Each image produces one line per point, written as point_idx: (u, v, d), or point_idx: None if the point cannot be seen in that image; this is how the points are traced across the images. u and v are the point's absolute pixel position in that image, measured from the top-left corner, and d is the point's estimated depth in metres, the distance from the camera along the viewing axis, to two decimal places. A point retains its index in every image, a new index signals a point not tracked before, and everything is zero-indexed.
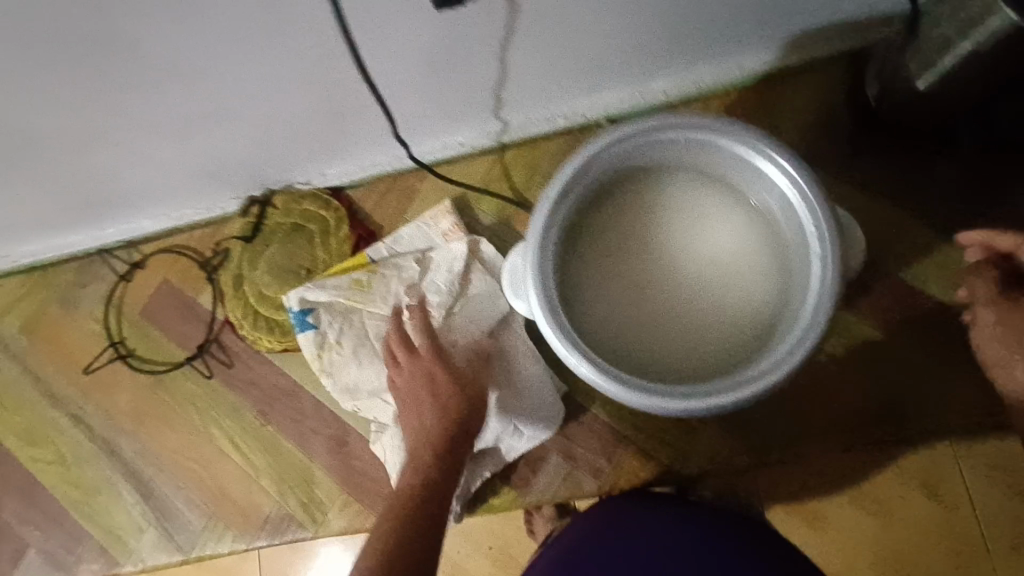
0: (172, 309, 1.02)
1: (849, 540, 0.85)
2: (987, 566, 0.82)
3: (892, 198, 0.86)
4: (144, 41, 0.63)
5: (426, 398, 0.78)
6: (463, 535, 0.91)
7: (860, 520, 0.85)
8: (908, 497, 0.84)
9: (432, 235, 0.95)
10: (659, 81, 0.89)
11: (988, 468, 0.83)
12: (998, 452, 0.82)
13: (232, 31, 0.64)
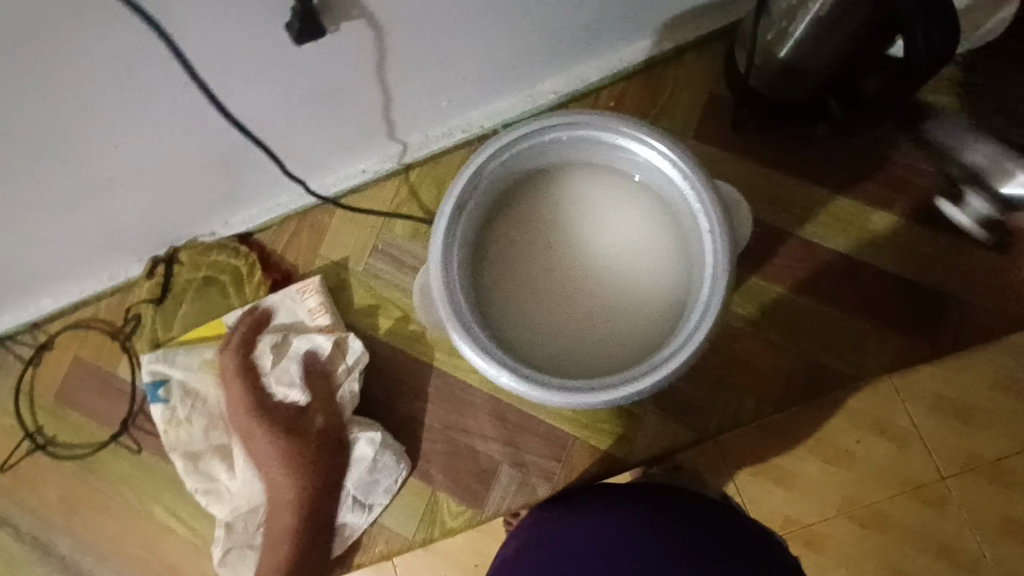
0: (90, 388, 0.97)
1: (806, 490, 0.85)
2: (930, 490, 0.85)
3: (785, 163, 0.90)
4: (1, 117, 0.59)
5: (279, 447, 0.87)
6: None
7: (825, 469, 0.86)
8: (862, 439, 0.86)
9: (296, 310, 0.92)
10: (546, 82, 0.91)
11: (920, 398, 0.86)
12: (925, 380, 0.86)
13: (95, 95, 0.61)
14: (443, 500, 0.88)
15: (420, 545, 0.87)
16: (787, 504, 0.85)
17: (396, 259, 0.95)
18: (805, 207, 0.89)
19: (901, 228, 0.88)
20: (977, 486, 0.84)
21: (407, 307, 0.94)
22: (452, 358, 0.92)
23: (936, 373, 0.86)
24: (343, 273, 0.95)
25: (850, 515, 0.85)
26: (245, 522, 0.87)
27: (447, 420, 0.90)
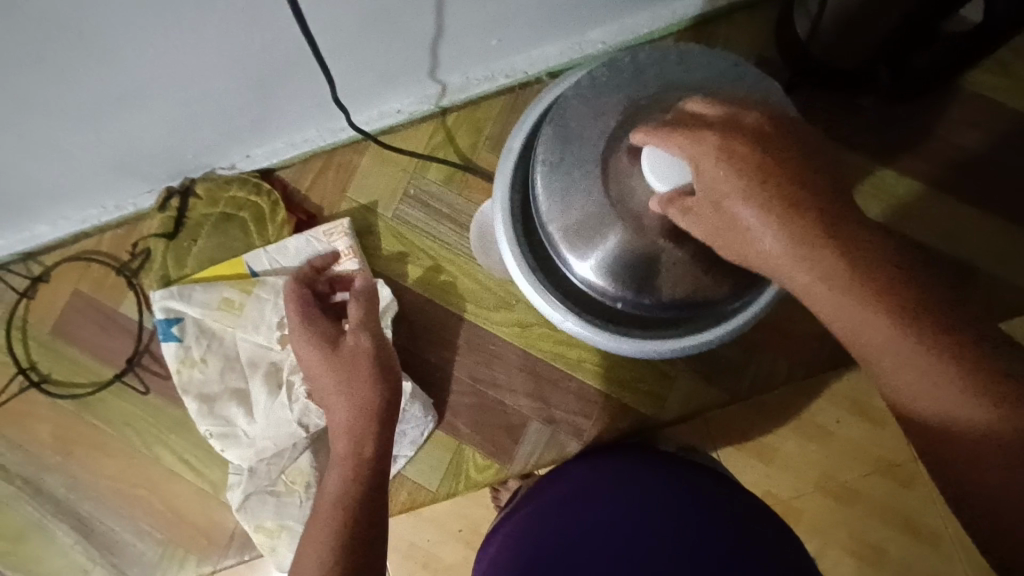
0: (91, 323, 0.91)
1: (788, 467, 0.89)
2: (901, 470, 0.88)
3: (830, 132, 0.90)
4: (54, 20, 0.53)
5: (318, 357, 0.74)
6: (433, 521, 0.88)
7: (801, 448, 0.89)
8: (843, 421, 0.89)
9: (322, 252, 0.87)
10: (595, 31, 0.88)
11: None
12: None
13: (155, 7, 0.55)
14: (468, 453, 0.88)
15: (445, 496, 0.88)
16: (768, 478, 0.89)
17: (426, 205, 0.92)
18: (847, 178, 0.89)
19: (937, 202, 0.89)
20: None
21: (437, 255, 0.91)
22: (483, 309, 0.90)
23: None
24: (372, 217, 0.92)
25: (825, 492, 0.88)
26: (267, 467, 0.83)
27: (474, 372, 0.89)
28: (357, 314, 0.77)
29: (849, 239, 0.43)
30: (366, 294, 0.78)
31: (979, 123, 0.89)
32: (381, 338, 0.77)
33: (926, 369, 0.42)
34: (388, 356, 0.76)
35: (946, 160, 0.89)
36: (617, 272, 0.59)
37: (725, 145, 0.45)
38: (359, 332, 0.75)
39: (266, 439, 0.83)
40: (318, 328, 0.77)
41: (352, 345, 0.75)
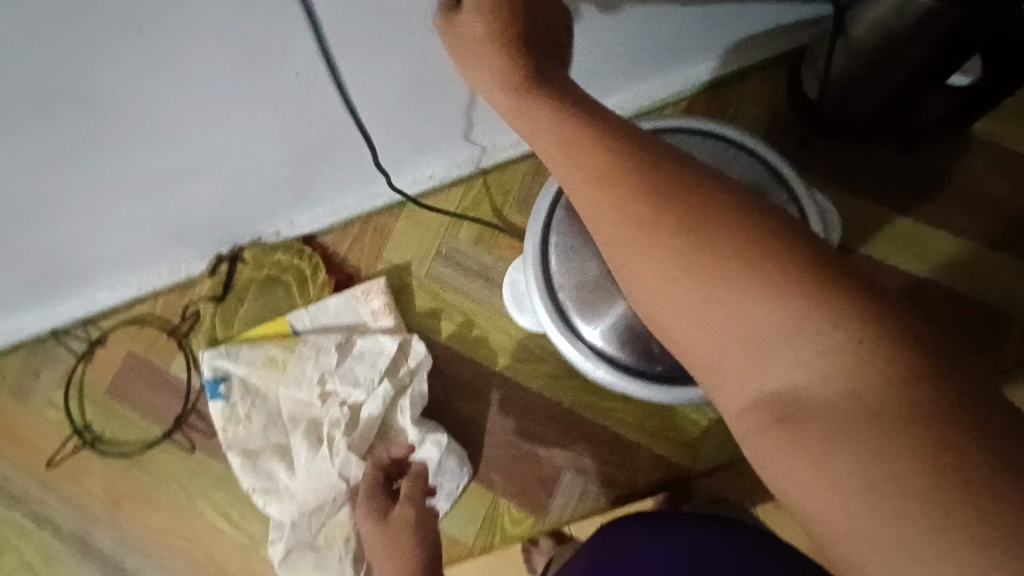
0: (143, 383, 0.96)
1: None
2: None
3: (844, 183, 0.93)
4: (131, 107, 0.60)
5: (373, 526, 0.70)
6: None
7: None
8: None
9: (359, 310, 0.92)
10: (613, 98, 0.94)
11: None
12: None
13: (217, 93, 0.63)
14: (503, 507, 0.89)
15: (481, 551, 0.88)
16: (814, 535, 0.87)
17: (458, 264, 0.96)
18: (864, 226, 0.92)
19: (959, 248, 0.91)
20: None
21: (469, 311, 0.95)
22: (515, 362, 0.92)
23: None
24: (406, 276, 0.97)
25: None
26: (309, 520, 0.85)
27: (508, 425, 0.91)
28: (408, 486, 0.71)
29: (659, 190, 0.40)
30: (420, 472, 0.73)
31: (995, 171, 0.92)
32: (428, 514, 0.70)
33: (795, 344, 0.36)
34: (434, 536, 0.69)
35: (965, 207, 0.91)
36: (630, 337, 0.65)
37: (509, 88, 0.44)
38: (408, 501, 0.70)
39: (307, 492, 0.85)
40: (375, 503, 0.72)
41: (400, 514, 0.70)
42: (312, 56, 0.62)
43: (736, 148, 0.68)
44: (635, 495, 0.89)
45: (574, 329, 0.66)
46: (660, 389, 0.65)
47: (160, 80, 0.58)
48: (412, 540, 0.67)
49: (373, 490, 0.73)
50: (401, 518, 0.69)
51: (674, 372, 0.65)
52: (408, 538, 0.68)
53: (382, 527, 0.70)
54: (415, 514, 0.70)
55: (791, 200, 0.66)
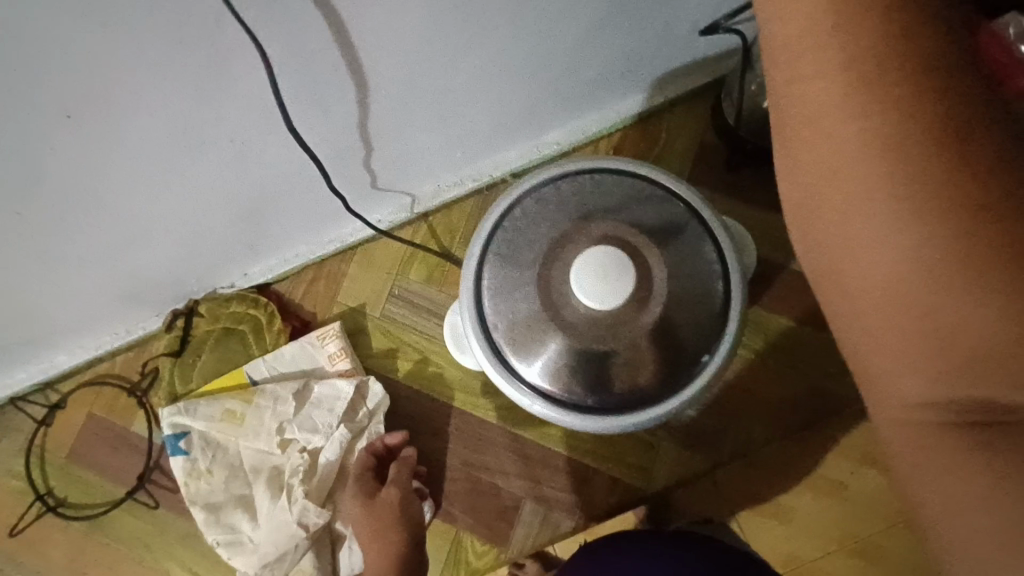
0: (104, 444, 0.97)
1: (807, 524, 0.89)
2: None
3: (772, 203, 0.98)
4: (70, 185, 0.64)
5: (362, 505, 0.83)
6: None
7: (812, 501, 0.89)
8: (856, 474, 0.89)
9: (316, 356, 0.94)
10: (550, 134, 0.98)
11: None
12: None
13: (157, 166, 0.67)
14: (468, 540, 0.91)
15: None
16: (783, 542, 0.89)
17: (411, 303, 0.99)
18: (794, 242, 0.96)
19: None
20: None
21: (424, 349, 0.97)
22: (471, 396, 0.95)
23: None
24: (361, 319, 0.99)
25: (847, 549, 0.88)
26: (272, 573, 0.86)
27: (467, 458, 0.93)
28: (395, 473, 0.84)
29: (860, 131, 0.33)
30: (407, 461, 0.85)
31: None
32: (410, 496, 0.84)
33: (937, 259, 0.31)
34: (416, 514, 0.83)
35: None
36: (564, 371, 0.68)
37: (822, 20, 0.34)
38: (392, 486, 0.83)
39: (268, 543, 0.86)
40: (366, 484, 0.85)
41: (387, 498, 0.83)
42: (248, 126, 0.67)
43: (653, 185, 0.71)
44: (595, 520, 0.91)
45: (510, 368, 0.69)
46: (595, 420, 0.67)
47: (96, 159, 0.61)
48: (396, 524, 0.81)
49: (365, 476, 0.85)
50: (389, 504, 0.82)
51: (608, 403, 0.68)
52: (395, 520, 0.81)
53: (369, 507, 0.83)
54: (401, 496, 0.83)
55: (706, 232, 0.70)
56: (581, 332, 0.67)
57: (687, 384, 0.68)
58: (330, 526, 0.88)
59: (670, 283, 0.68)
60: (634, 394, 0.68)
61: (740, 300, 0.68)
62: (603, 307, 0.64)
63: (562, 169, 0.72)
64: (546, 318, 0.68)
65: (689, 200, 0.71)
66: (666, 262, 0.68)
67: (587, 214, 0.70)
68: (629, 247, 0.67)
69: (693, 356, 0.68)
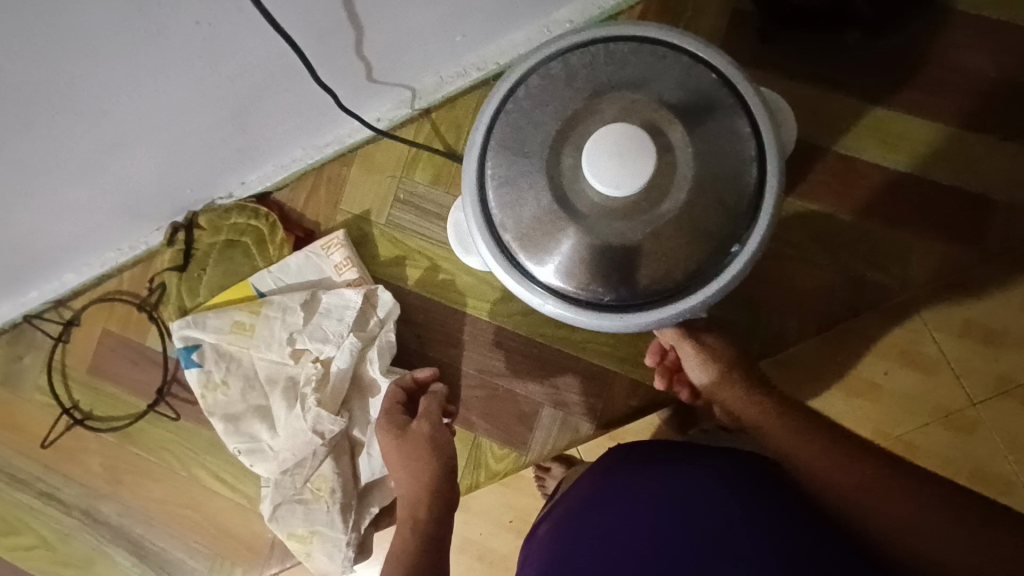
0: (122, 359, 0.97)
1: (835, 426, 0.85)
2: (959, 418, 0.83)
3: (815, 79, 0.86)
4: (25, 80, 0.58)
5: (388, 438, 0.73)
6: (482, 515, 0.89)
7: (851, 405, 0.85)
8: (892, 373, 0.85)
9: (322, 266, 0.91)
10: (562, 10, 0.87)
11: (947, 325, 0.84)
12: (949, 308, 0.84)
13: (119, 60, 0.60)
14: (486, 445, 0.90)
15: (468, 488, 0.90)
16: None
17: (417, 207, 0.93)
18: (838, 123, 0.86)
19: (948, 138, 0.84)
20: (1010, 411, 0.82)
21: (433, 255, 0.93)
22: (484, 301, 0.91)
23: (960, 298, 0.84)
24: (366, 226, 0.94)
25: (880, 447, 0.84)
26: (292, 478, 0.86)
27: (482, 365, 0.91)
28: (427, 406, 0.75)
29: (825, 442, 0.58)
30: (439, 393, 0.76)
31: (982, 46, 0.84)
32: (443, 429, 0.73)
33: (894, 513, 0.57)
34: (451, 448, 0.72)
35: (950, 90, 0.84)
36: (578, 267, 0.62)
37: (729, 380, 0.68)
38: (425, 418, 0.73)
39: (286, 449, 0.87)
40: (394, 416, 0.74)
41: (417, 431, 0.72)
42: (213, 4, 0.58)
43: (677, 51, 0.62)
44: (617, 423, 0.88)
45: (519, 266, 0.64)
46: (612, 317, 0.62)
47: (46, 47, 0.55)
48: (431, 459, 0.70)
49: (391, 411, 0.75)
50: (421, 436, 0.71)
51: (626, 299, 0.62)
52: (429, 455, 0.70)
53: (396, 442, 0.72)
54: (431, 431, 0.72)
55: (738, 105, 0.61)
56: (596, 223, 0.61)
57: (715, 277, 0.61)
58: (347, 433, 0.88)
59: (695, 164, 0.60)
60: (655, 288, 0.62)
61: (776, 180, 0.61)
62: (618, 193, 0.57)
63: (571, 39, 0.63)
64: (556, 209, 0.62)
65: (719, 68, 0.62)
66: (691, 141, 0.60)
67: (601, 89, 0.62)
68: (649, 125, 0.60)
69: (721, 246, 0.61)
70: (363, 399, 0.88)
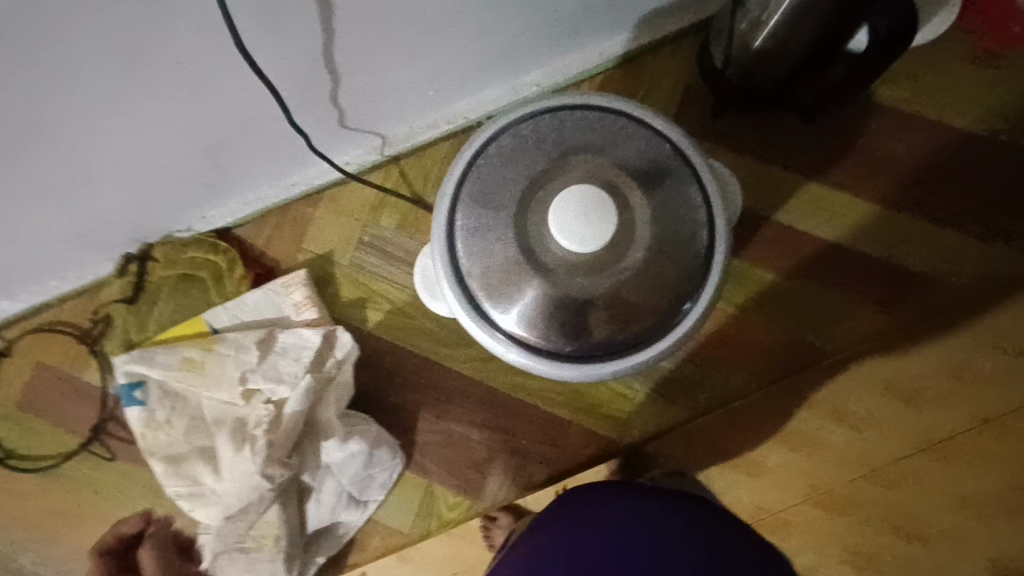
0: (55, 394, 0.92)
1: (773, 478, 0.89)
2: (882, 472, 0.89)
3: (758, 153, 0.95)
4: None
5: None
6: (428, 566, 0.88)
7: (785, 457, 0.90)
8: (819, 428, 0.90)
9: (281, 305, 0.90)
10: (530, 74, 0.93)
11: (865, 386, 0.90)
12: (876, 367, 0.91)
13: (95, 90, 0.60)
14: (439, 492, 0.89)
15: (418, 537, 0.89)
16: (759, 492, 0.89)
17: (382, 251, 0.95)
18: (778, 194, 0.94)
19: (874, 213, 0.93)
20: (929, 466, 0.89)
21: (395, 298, 0.93)
22: (444, 346, 0.92)
23: (886, 359, 0.91)
24: (329, 267, 0.95)
25: (814, 500, 0.89)
26: (235, 525, 0.83)
27: (440, 410, 0.91)
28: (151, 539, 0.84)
29: None
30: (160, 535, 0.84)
31: (901, 134, 0.94)
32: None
33: None
34: None
35: (875, 170, 0.94)
36: (541, 317, 0.65)
37: None
38: None
39: (232, 495, 0.84)
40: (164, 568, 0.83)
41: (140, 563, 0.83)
42: (198, 46, 0.60)
43: (639, 122, 0.67)
44: (570, 471, 0.90)
45: (483, 314, 0.66)
46: (572, 368, 0.65)
47: (24, 77, 0.55)
48: None
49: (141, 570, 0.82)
50: None
51: (586, 351, 0.65)
52: None
53: None
54: None
55: (692, 175, 0.66)
56: (560, 277, 0.64)
57: (669, 333, 0.65)
58: (296, 477, 0.85)
59: (653, 227, 0.65)
60: (613, 342, 0.65)
61: (725, 246, 0.65)
62: (583, 250, 0.60)
63: (542, 104, 0.67)
64: (522, 262, 0.64)
65: (677, 140, 0.67)
66: (649, 205, 0.65)
67: (568, 152, 0.66)
68: (612, 188, 0.64)
69: (674, 305, 0.65)
70: (316, 443, 0.86)
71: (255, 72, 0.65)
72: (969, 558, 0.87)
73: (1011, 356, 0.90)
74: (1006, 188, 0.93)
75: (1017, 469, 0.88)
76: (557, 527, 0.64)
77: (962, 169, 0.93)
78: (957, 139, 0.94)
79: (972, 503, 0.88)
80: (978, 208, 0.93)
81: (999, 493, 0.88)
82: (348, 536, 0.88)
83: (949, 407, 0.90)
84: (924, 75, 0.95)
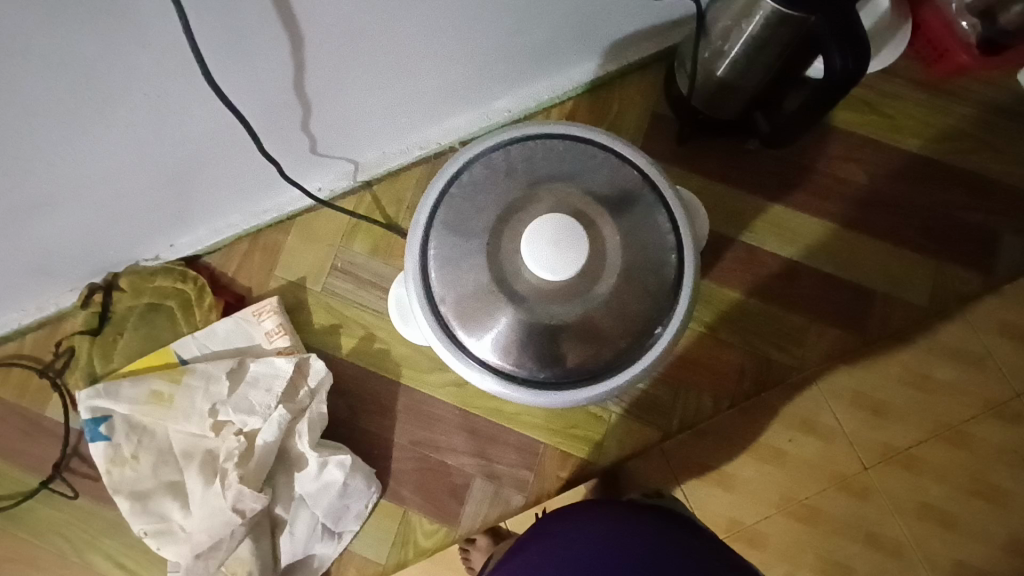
0: (12, 430, 0.88)
1: (748, 492, 0.91)
2: (853, 481, 0.91)
3: (723, 176, 0.97)
4: None
5: None
6: None
7: (759, 471, 0.91)
8: (795, 440, 0.92)
9: (251, 333, 0.88)
10: (500, 101, 0.94)
11: (839, 395, 0.93)
12: (843, 380, 0.93)
13: (58, 120, 0.60)
14: (415, 520, 0.88)
15: (394, 567, 0.87)
16: (735, 506, 0.91)
17: (355, 277, 0.94)
18: (743, 216, 0.97)
19: (836, 233, 0.96)
20: (894, 474, 0.91)
21: (369, 324, 0.93)
22: (418, 371, 0.92)
23: (850, 374, 0.93)
24: (302, 293, 0.94)
25: (787, 512, 0.90)
26: (205, 563, 0.81)
27: (416, 437, 0.90)
28: None
29: None
30: None
31: (858, 157, 0.98)
32: None
33: None
34: None
35: (835, 192, 0.97)
36: (516, 343, 0.65)
37: None
38: None
39: (201, 531, 0.82)
40: None
41: None
42: (167, 77, 0.60)
43: (606, 151, 0.68)
44: (548, 494, 0.89)
45: (457, 342, 0.66)
46: (546, 394, 0.65)
47: None
48: None
49: None
50: None
51: (561, 376, 0.66)
52: None
53: None
54: None
55: (659, 202, 0.68)
56: (532, 303, 0.64)
57: (641, 357, 0.66)
58: (269, 511, 0.84)
59: (623, 253, 0.66)
60: (587, 367, 0.66)
61: (692, 270, 0.67)
62: (555, 277, 0.61)
63: (512, 133, 0.68)
64: (494, 289, 0.65)
65: (644, 167, 0.68)
66: (619, 232, 0.66)
67: (539, 181, 0.67)
68: (582, 216, 0.65)
69: (645, 329, 0.66)
70: (289, 474, 0.86)
71: (226, 103, 0.65)
72: (939, 566, 0.89)
73: (970, 367, 0.93)
74: (958, 208, 0.97)
75: (981, 477, 0.91)
76: (550, 528, 0.67)
77: (916, 190, 0.97)
78: (910, 162, 0.98)
79: (938, 510, 0.90)
80: (933, 226, 0.97)
81: (964, 500, 0.90)
82: (322, 570, 0.86)
83: (912, 417, 0.92)
84: (878, 102, 0.99)
